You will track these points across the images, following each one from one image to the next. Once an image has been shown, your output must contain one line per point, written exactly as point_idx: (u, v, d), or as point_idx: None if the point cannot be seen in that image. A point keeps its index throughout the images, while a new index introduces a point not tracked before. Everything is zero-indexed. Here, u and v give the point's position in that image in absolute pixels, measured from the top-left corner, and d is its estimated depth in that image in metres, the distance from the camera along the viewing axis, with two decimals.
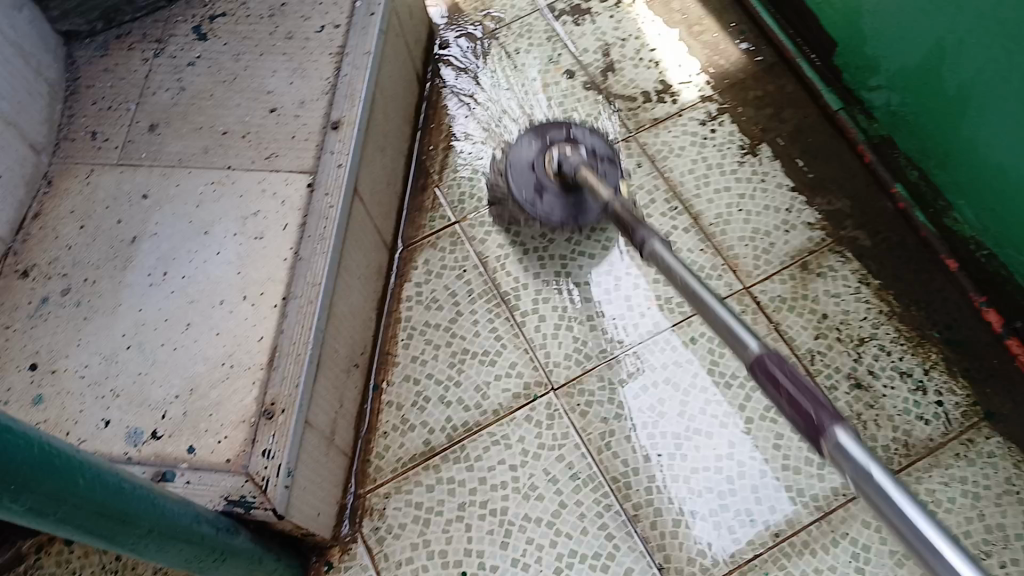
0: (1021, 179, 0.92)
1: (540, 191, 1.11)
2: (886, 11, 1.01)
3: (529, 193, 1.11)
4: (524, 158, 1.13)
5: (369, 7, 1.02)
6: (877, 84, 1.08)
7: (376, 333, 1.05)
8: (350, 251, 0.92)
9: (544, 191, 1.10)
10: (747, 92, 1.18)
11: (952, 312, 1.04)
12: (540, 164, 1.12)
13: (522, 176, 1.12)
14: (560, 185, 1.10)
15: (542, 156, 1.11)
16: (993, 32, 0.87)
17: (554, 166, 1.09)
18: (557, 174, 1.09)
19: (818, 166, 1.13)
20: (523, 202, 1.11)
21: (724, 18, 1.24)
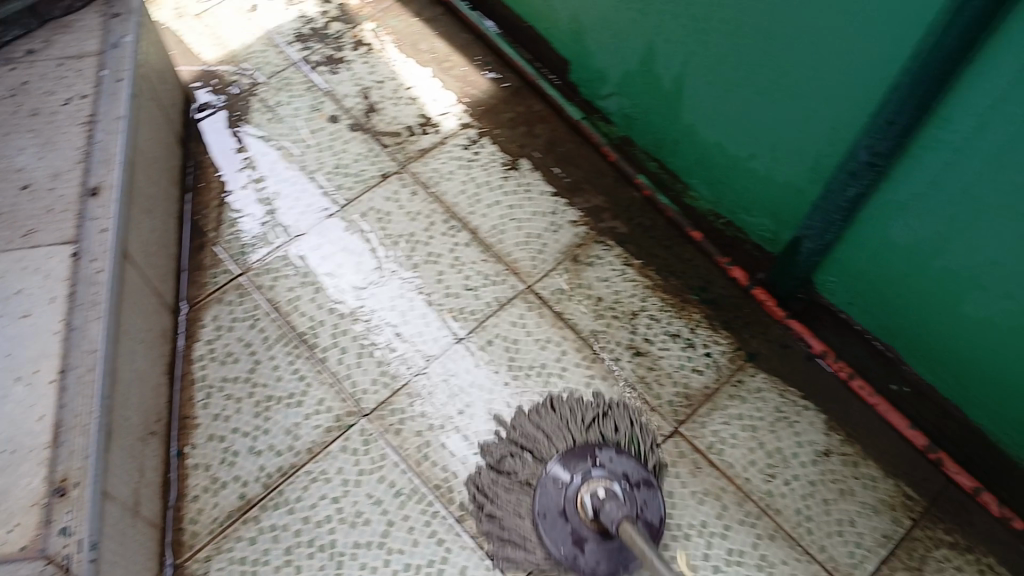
0: (736, 148, 1.06)
1: (579, 542, 0.91)
2: (598, 25, 1.15)
3: (567, 546, 0.91)
4: (552, 501, 0.93)
5: (114, 74, 1.05)
6: (607, 92, 1.22)
7: (171, 396, 1.06)
8: (127, 314, 0.94)
9: (585, 541, 0.91)
10: (499, 115, 1.30)
11: (705, 276, 1.16)
12: (573, 510, 0.91)
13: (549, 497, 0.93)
14: (600, 532, 0.91)
15: (577, 502, 0.91)
16: (686, 26, 1.00)
17: (589, 513, 0.89)
18: (595, 521, 0.89)
19: (572, 171, 1.25)
20: (563, 559, 0.90)
21: (469, 52, 1.37)
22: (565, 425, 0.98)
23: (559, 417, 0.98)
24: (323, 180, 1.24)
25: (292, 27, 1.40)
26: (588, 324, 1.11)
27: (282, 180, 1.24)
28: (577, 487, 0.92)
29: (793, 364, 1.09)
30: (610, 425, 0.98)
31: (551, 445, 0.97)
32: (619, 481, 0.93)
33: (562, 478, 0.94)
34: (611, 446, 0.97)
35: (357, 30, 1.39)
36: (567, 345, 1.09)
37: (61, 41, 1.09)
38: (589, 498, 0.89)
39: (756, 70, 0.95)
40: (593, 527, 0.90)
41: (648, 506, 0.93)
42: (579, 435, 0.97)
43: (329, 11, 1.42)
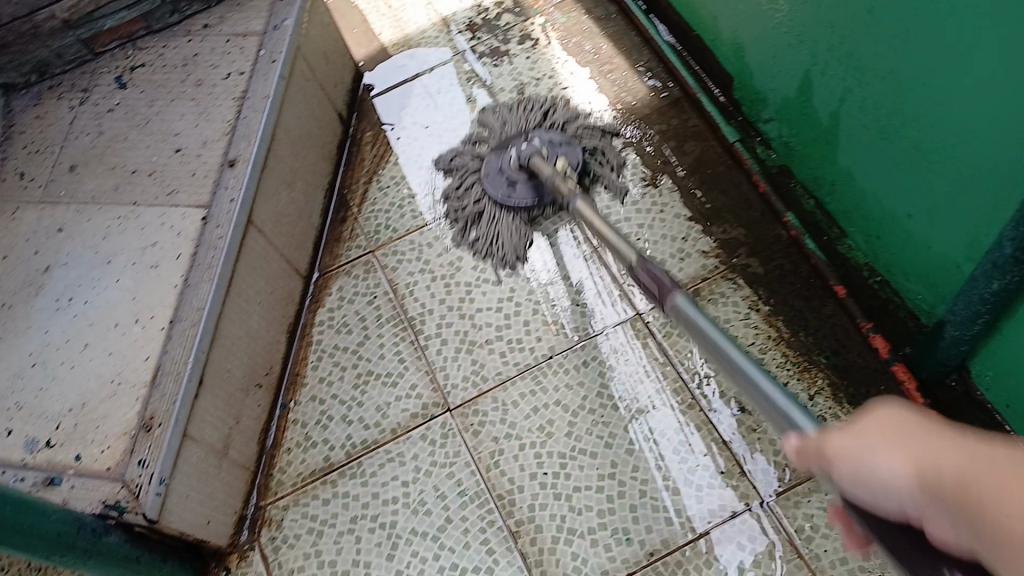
0: (896, 203, 0.93)
1: (511, 184, 1.17)
2: (762, 46, 1.07)
3: (502, 190, 1.17)
4: (495, 164, 1.19)
5: (271, 54, 1.14)
6: (768, 116, 1.12)
7: (288, 351, 1.13)
8: (242, 279, 1.01)
9: (516, 183, 1.16)
10: (650, 127, 1.24)
11: (842, 339, 1.03)
12: (510, 166, 1.17)
13: (493, 177, 1.19)
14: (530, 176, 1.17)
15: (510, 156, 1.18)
16: (841, 61, 0.92)
17: (523, 159, 1.14)
18: (530, 164, 1.14)
19: (716, 197, 1.16)
20: (499, 199, 1.17)
21: (633, 56, 1.31)
22: (523, 116, 1.24)
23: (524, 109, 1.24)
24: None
25: (466, 15, 1.42)
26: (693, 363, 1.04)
27: (424, 166, 1.27)
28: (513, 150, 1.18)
29: None
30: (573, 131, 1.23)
31: (510, 129, 1.23)
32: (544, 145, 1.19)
33: (506, 153, 1.19)
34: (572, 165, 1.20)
35: (526, 23, 1.38)
36: (667, 381, 1.03)
37: (233, 19, 1.21)
38: (527, 151, 1.15)
39: (915, 118, 0.84)
40: (522, 170, 1.16)
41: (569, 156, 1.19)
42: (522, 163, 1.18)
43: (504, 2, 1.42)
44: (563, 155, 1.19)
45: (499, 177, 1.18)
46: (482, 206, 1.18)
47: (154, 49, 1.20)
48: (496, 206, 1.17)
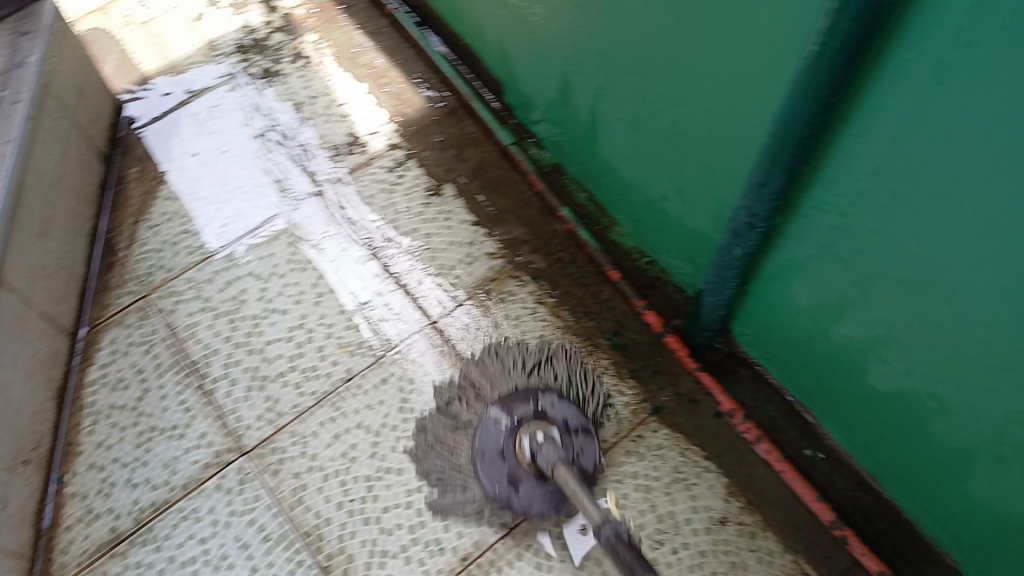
0: (642, 199, 1.02)
1: (512, 475, 0.93)
2: (521, 51, 1.10)
3: (502, 485, 0.93)
4: (491, 439, 0.96)
5: (15, 92, 1.04)
6: (538, 117, 1.15)
7: (58, 418, 1.05)
8: None
9: (520, 483, 0.93)
10: (428, 137, 1.24)
11: (620, 319, 1.08)
12: (510, 451, 0.93)
13: (488, 437, 0.96)
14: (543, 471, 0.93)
15: (510, 441, 0.94)
16: (589, 58, 0.95)
17: (526, 455, 0.91)
18: (531, 464, 0.91)
19: (496, 198, 1.19)
20: (497, 496, 0.93)
21: (408, 68, 1.31)
22: (501, 367, 1.01)
23: (501, 365, 1.01)
24: (240, 199, 1.20)
25: (233, 37, 1.37)
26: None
27: (200, 196, 1.21)
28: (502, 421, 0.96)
29: (699, 422, 1.00)
30: (549, 369, 1.01)
31: (490, 385, 1.01)
32: (557, 425, 0.94)
33: (501, 418, 0.96)
34: (554, 390, 0.99)
35: (297, 43, 1.35)
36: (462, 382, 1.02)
37: None
38: (524, 441, 0.91)
39: (654, 110, 0.89)
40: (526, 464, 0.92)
41: (558, 408, 0.96)
42: (519, 395, 0.97)
43: (273, 21, 1.38)
44: (579, 448, 0.94)
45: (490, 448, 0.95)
46: (467, 482, 0.96)
47: None
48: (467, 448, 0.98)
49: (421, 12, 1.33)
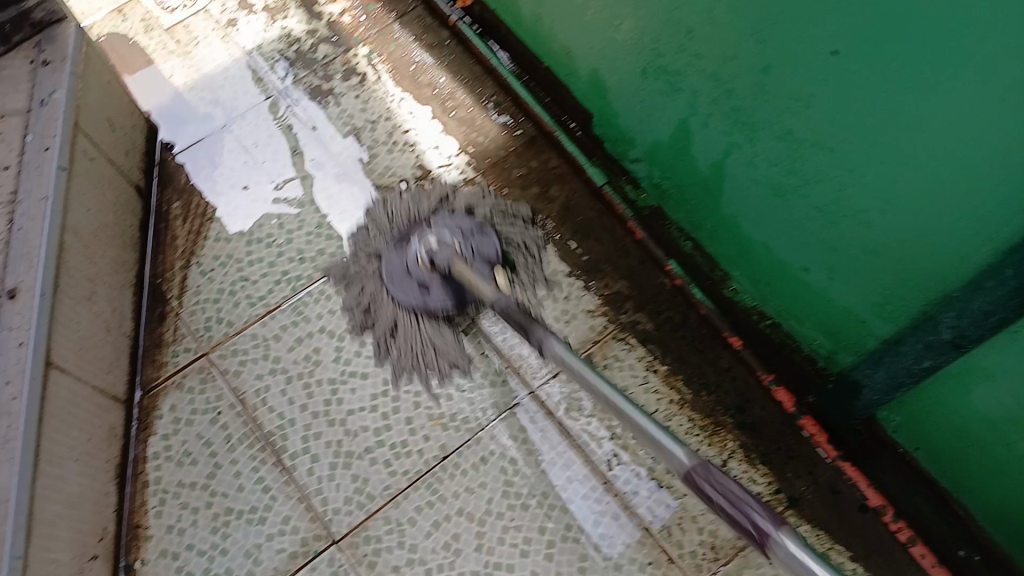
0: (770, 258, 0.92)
1: (423, 286, 1.02)
2: (626, 88, 0.98)
3: None
4: None
5: (41, 141, 0.91)
6: (636, 157, 1.04)
7: (123, 482, 0.93)
8: (53, 430, 0.81)
9: (429, 285, 1.02)
10: (509, 171, 1.14)
11: (743, 393, 0.99)
12: None
13: (392, 262, 1.05)
14: (440, 274, 1.02)
15: (413, 255, 1.03)
16: (726, 112, 0.84)
17: (427, 261, 1.01)
18: None
19: (590, 246, 1.08)
20: (408, 302, 1.02)
21: (478, 89, 1.19)
22: None
23: (413, 193, 1.11)
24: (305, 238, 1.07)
25: (274, 46, 1.23)
26: (599, 445, 0.95)
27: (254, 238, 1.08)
28: (414, 248, 1.04)
29: (842, 515, 0.92)
30: None
31: None
32: None
33: None
34: None
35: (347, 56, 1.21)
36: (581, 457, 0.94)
37: None
38: (422, 247, 1.02)
39: (815, 184, 0.79)
40: (430, 268, 1.01)
41: (485, 247, 1.06)
42: None
43: (318, 30, 1.23)
44: (477, 246, 1.06)
45: (417, 305, 1.02)
46: None
47: None
48: (398, 306, 1.02)
49: (487, 24, 1.18)
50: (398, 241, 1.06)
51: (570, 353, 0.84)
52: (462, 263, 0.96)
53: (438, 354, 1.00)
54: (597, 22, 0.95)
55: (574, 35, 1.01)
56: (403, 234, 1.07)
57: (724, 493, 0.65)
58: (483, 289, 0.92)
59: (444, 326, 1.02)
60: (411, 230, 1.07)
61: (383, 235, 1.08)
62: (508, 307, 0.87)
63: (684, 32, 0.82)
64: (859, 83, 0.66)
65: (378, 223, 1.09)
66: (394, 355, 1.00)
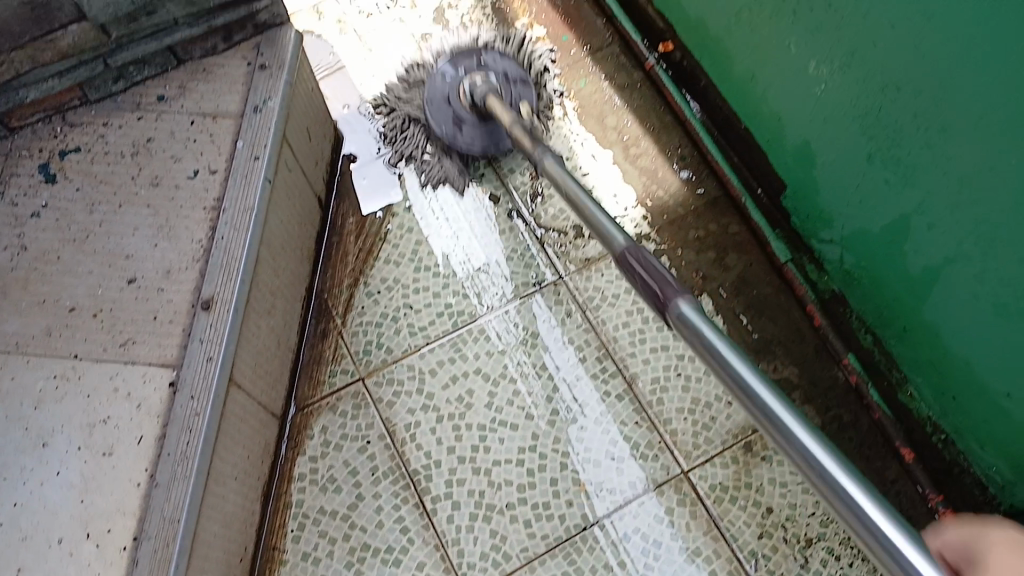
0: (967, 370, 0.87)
1: (457, 123, 1.12)
2: (843, 163, 0.93)
3: None
4: None
5: (252, 148, 0.91)
6: (830, 237, 1.02)
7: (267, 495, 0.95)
8: (223, 449, 0.82)
9: (463, 123, 1.12)
10: (685, 231, 1.12)
11: (906, 509, 0.99)
12: None
13: (437, 89, 1.14)
14: (476, 117, 1.12)
15: (457, 88, 1.13)
16: (963, 221, 0.79)
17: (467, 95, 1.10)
18: None
19: (762, 324, 1.07)
20: (442, 133, 1.12)
21: (663, 139, 1.18)
22: None
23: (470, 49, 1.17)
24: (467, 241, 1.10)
25: None
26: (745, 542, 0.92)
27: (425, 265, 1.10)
28: (460, 77, 1.13)
29: None
30: None
31: None
32: None
33: None
34: None
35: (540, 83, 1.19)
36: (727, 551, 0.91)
37: (197, 91, 0.94)
38: (468, 84, 1.10)
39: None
40: (470, 110, 1.11)
41: (522, 98, 1.13)
42: None
43: None
44: (515, 94, 1.13)
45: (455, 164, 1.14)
46: None
47: (92, 127, 0.92)
48: (439, 140, 1.14)
49: (685, 73, 1.15)
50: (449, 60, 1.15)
51: (590, 203, 0.84)
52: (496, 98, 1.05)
53: (456, 210, 1.13)
54: (830, 98, 0.91)
55: (795, 107, 0.97)
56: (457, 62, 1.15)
57: (735, 370, 0.59)
58: (527, 140, 0.98)
59: (457, 164, 1.14)
60: (462, 61, 1.15)
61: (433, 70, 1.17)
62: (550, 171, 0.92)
63: (938, 133, 0.78)
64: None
65: (400, 89, 1.17)
66: (409, 159, 1.16)
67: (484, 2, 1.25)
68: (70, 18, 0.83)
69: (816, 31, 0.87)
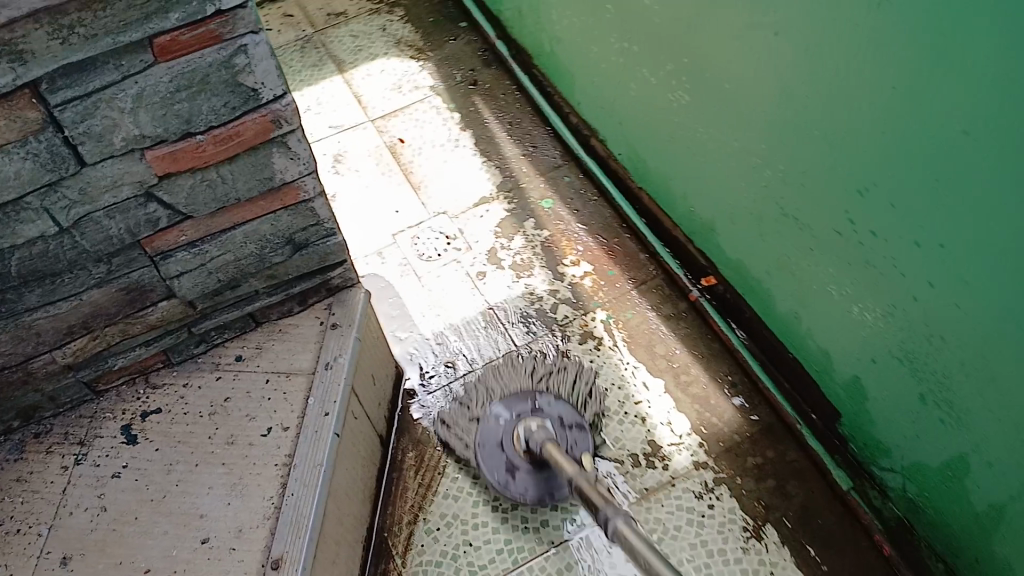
0: None
1: (511, 470, 1.10)
2: (893, 396, 0.96)
3: None
4: None
5: (322, 405, 0.97)
6: (889, 466, 1.03)
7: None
8: None
9: (517, 471, 1.10)
10: (744, 458, 1.13)
11: None
12: None
13: (488, 438, 1.14)
14: (531, 465, 1.10)
15: (511, 435, 1.12)
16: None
17: (520, 441, 1.09)
18: None
19: (832, 556, 1.04)
20: (495, 483, 1.10)
21: (713, 365, 1.22)
22: None
23: (520, 366, 1.21)
24: (493, 449, 1.12)
25: (517, 304, 1.29)
26: None
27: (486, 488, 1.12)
28: (513, 427, 1.13)
29: None
30: None
31: None
32: None
33: None
34: None
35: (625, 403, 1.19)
36: None
37: (272, 351, 1.02)
38: (521, 430, 1.09)
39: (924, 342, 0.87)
40: (524, 457, 1.10)
41: (577, 447, 1.12)
42: None
43: (559, 290, 1.31)
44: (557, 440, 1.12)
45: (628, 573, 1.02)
46: None
47: (173, 388, 1.00)
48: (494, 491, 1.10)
49: (729, 304, 1.23)
50: (503, 409, 1.15)
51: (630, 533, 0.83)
52: (552, 445, 1.01)
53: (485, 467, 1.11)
54: (873, 342, 0.96)
55: (841, 343, 1.02)
56: (516, 397, 1.16)
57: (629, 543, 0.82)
58: (595, 494, 0.90)
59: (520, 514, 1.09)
60: (516, 405, 1.16)
61: (466, 419, 1.16)
62: (580, 484, 0.93)
63: (989, 381, 0.82)
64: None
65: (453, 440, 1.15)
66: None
67: (535, 243, 1.36)
68: (160, 296, 0.92)
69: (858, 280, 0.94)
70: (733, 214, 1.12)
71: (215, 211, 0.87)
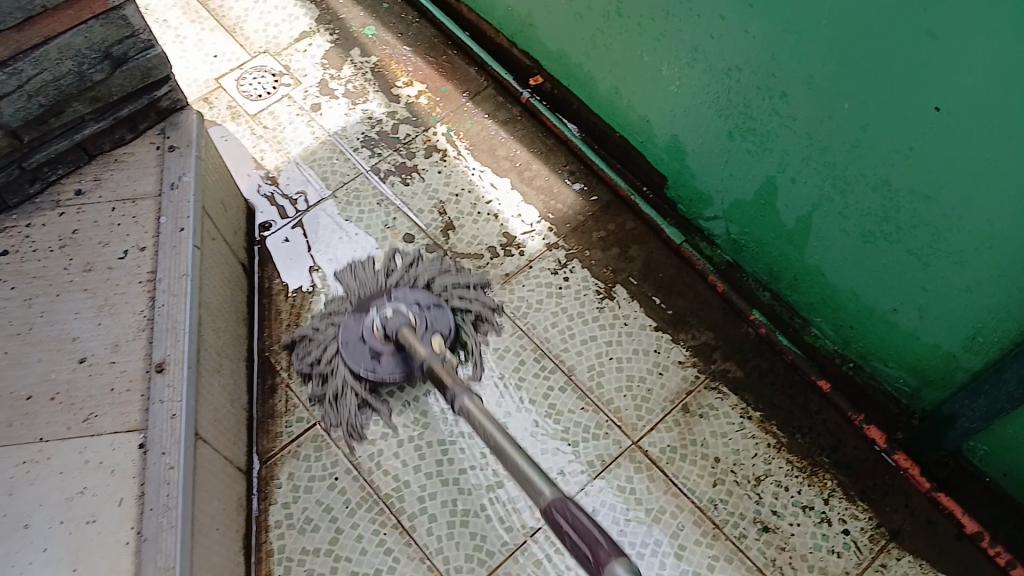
0: (858, 309, 1.01)
1: (376, 355, 1.03)
2: (710, 150, 1.07)
3: None
4: None
5: (175, 222, 0.96)
6: (713, 215, 1.15)
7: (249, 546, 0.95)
8: (201, 497, 0.84)
9: (381, 355, 1.02)
10: (589, 234, 1.23)
11: (836, 434, 1.06)
12: None
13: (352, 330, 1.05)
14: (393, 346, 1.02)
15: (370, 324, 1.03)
16: (824, 172, 0.92)
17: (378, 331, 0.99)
18: None
19: (673, 301, 1.17)
20: (363, 372, 1.02)
21: (551, 159, 1.30)
22: None
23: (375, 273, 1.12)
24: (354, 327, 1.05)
25: (358, 129, 1.31)
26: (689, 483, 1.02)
27: None
28: (372, 316, 1.04)
29: (941, 543, 0.97)
30: None
31: None
32: None
33: None
34: None
35: (478, 201, 1.25)
36: (676, 485, 1.02)
37: (112, 179, 0.99)
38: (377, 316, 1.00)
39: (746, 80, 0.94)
40: (386, 341, 1.01)
41: (438, 322, 1.07)
42: None
43: (396, 111, 1.33)
44: (431, 320, 1.07)
45: (452, 275, 1.15)
46: None
47: (14, 229, 0.95)
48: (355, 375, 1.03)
49: (558, 100, 1.30)
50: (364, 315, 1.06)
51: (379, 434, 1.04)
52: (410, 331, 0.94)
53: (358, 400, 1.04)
54: (683, 94, 1.05)
55: (659, 108, 1.11)
56: (365, 305, 1.07)
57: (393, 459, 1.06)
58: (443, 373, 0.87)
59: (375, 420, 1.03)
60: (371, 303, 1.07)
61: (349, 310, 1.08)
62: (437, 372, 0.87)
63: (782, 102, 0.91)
64: (964, 136, 0.73)
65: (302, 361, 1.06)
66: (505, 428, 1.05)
67: (364, 70, 1.37)
68: None
69: (661, 40, 1.02)
70: (547, 5, 1.18)
71: (22, 21, 0.82)
